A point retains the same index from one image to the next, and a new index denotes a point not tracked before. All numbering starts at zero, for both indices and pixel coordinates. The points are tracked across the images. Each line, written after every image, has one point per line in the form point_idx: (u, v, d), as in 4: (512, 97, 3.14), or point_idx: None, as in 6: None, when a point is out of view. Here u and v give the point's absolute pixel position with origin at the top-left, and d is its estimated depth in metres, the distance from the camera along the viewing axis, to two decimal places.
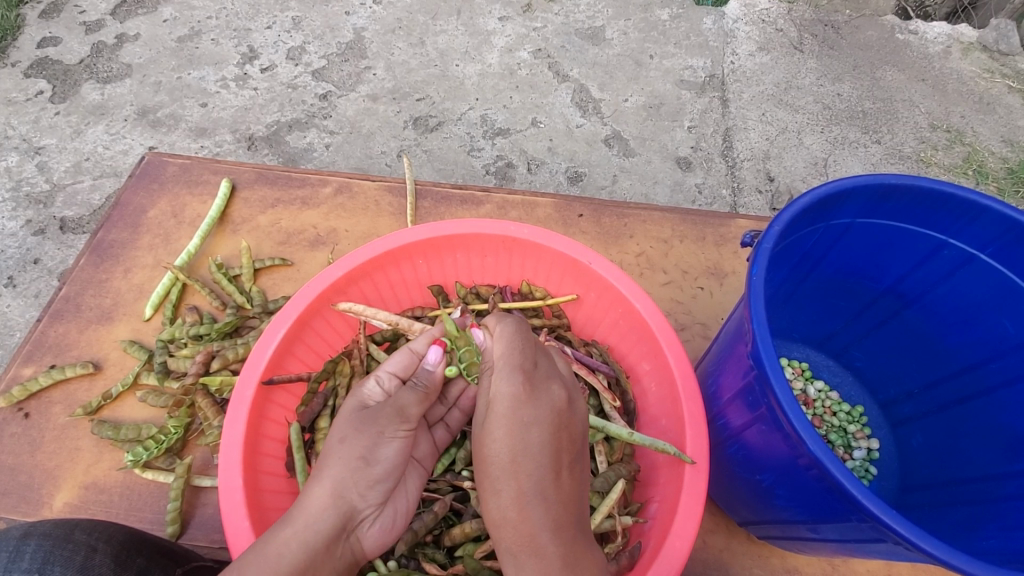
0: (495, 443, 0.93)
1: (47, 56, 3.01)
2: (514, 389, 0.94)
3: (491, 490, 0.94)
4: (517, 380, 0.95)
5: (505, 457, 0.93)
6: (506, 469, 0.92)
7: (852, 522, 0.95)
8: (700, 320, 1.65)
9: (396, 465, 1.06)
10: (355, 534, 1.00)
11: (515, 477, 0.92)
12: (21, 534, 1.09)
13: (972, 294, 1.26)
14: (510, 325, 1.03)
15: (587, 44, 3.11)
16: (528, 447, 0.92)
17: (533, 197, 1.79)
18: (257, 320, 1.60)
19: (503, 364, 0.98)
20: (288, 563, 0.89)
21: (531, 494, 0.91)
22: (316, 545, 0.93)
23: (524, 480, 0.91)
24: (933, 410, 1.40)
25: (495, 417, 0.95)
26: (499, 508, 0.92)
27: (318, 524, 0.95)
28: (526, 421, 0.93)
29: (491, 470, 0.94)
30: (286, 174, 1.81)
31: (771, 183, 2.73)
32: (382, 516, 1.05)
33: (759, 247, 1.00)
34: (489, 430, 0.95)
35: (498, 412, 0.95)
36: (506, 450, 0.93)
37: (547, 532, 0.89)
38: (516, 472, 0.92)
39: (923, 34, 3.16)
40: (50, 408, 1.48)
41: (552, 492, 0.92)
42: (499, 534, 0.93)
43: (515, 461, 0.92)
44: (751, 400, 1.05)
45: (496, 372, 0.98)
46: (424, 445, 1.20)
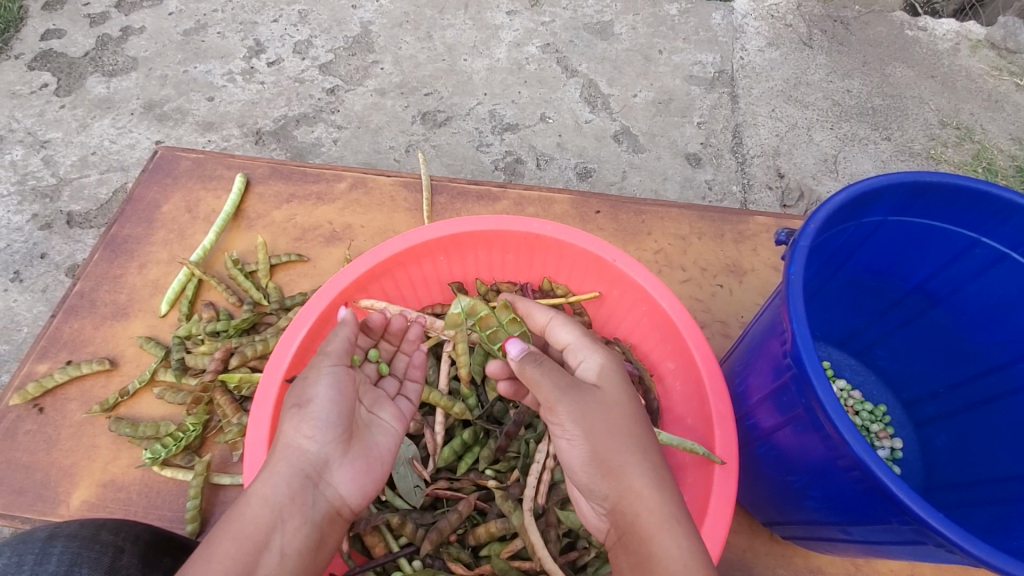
0: (611, 402, 1.00)
1: (51, 48, 2.98)
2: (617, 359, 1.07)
3: (631, 458, 0.95)
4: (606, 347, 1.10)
5: (621, 410, 0.99)
6: (623, 430, 0.97)
7: (891, 524, 0.93)
8: (719, 318, 1.64)
9: (340, 405, 1.04)
10: (323, 481, 1.00)
11: (625, 437, 0.96)
12: (48, 535, 1.07)
13: (1004, 293, 1.25)
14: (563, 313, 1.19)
15: (595, 39, 3.08)
16: (624, 399, 1.01)
17: (549, 194, 1.78)
18: (274, 317, 1.58)
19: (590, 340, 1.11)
20: (248, 519, 0.91)
21: (636, 445, 0.97)
22: (277, 501, 0.94)
23: (649, 454, 0.97)
24: (958, 411, 1.39)
25: (604, 380, 1.03)
26: (640, 476, 0.94)
27: (274, 477, 0.96)
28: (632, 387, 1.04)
29: (625, 435, 0.97)
30: (299, 169, 1.80)
31: (781, 179, 2.71)
32: (351, 460, 1.04)
33: (795, 246, 0.99)
34: (607, 394, 1.01)
35: (607, 375, 1.04)
36: (619, 406, 0.99)
37: (654, 493, 0.92)
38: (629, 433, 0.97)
39: (932, 30, 3.14)
40: (66, 404, 1.47)
41: (645, 446, 0.97)
42: (645, 505, 0.91)
43: (626, 416, 0.99)
44: (785, 400, 1.04)
45: (584, 347, 1.10)
46: (388, 405, 1.16)
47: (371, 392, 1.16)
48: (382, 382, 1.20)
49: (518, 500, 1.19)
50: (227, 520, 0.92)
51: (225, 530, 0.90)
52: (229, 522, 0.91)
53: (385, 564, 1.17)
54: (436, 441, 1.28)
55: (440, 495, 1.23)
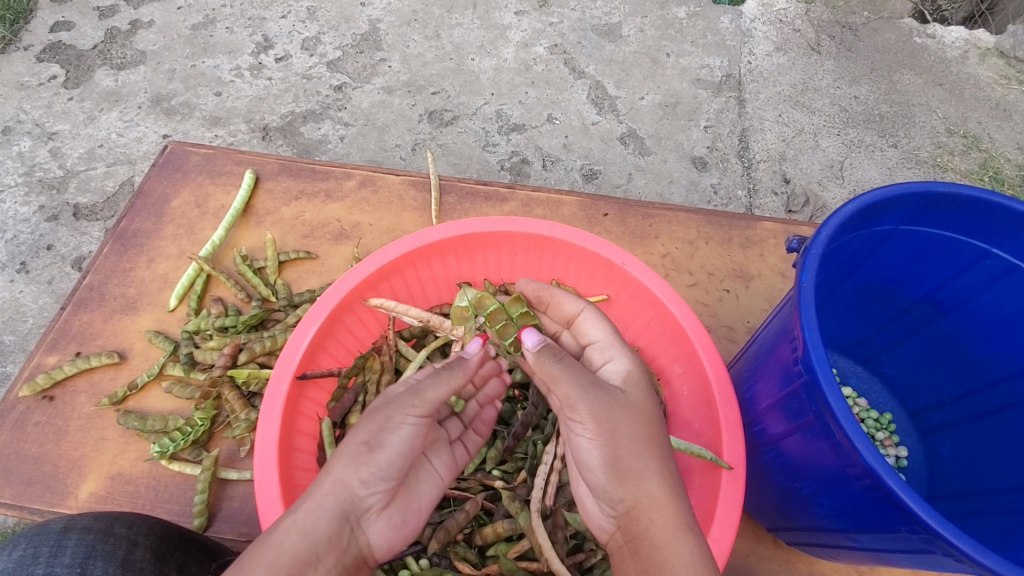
0: (637, 408, 1.01)
1: (60, 40, 2.99)
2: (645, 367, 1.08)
3: (650, 468, 0.96)
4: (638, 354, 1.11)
5: (649, 421, 1.00)
6: (647, 438, 0.98)
7: (899, 533, 0.94)
8: (726, 322, 1.64)
9: (407, 456, 1.01)
10: (360, 527, 0.98)
11: (651, 448, 0.98)
12: (61, 527, 1.08)
13: (1014, 304, 1.25)
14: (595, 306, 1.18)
15: (603, 40, 3.08)
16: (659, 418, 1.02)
17: (557, 195, 1.78)
18: (282, 314, 1.59)
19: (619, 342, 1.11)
20: (285, 553, 0.88)
21: (659, 456, 0.98)
22: (316, 536, 0.92)
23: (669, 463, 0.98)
24: (964, 420, 1.39)
25: (631, 387, 1.04)
26: (655, 487, 0.95)
27: (319, 512, 0.93)
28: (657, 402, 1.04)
29: (645, 442, 0.98)
30: (308, 166, 1.80)
31: (787, 185, 2.71)
32: (391, 511, 1.02)
33: (808, 254, 0.99)
34: (631, 399, 1.02)
35: (635, 382, 1.05)
36: (645, 413, 1.01)
37: (670, 502, 0.94)
38: (656, 447, 0.98)
39: (940, 38, 3.14)
40: (74, 397, 1.48)
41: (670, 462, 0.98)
42: (659, 517, 0.93)
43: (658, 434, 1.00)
44: (794, 408, 1.04)
45: (612, 348, 1.11)
46: (445, 452, 1.15)
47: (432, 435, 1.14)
48: (447, 422, 1.20)
49: (526, 501, 1.19)
50: (261, 545, 0.89)
51: (262, 557, 0.87)
52: (267, 550, 0.88)
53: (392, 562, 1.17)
54: None
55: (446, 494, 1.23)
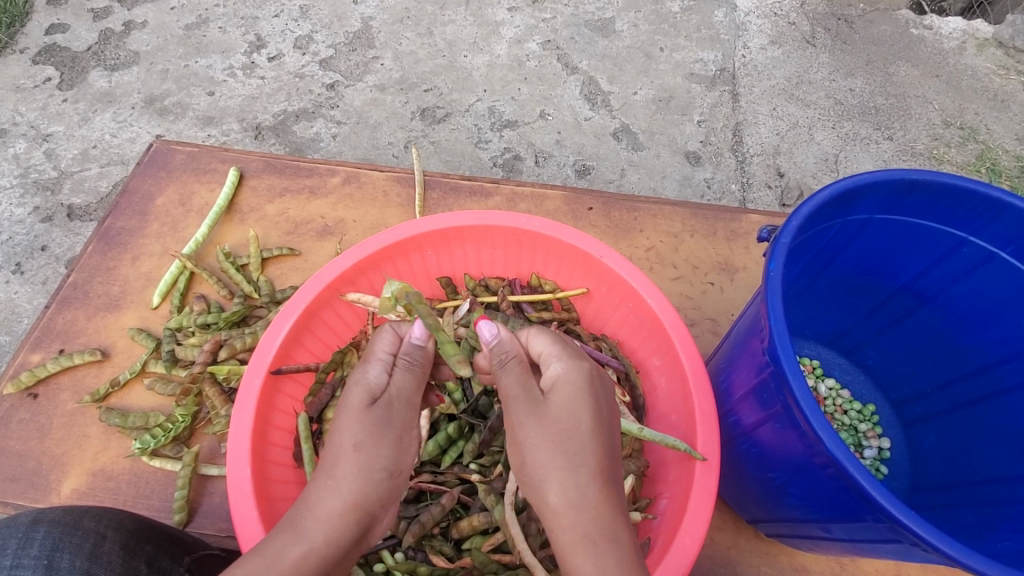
0: (550, 416, 1.01)
1: (55, 42, 2.99)
2: (589, 370, 1.05)
3: (551, 476, 0.97)
4: (585, 360, 1.07)
5: (566, 429, 1.00)
6: (559, 441, 0.99)
7: (868, 523, 0.93)
8: (710, 315, 1.64)
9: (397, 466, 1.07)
10: (368, 534, 1.02)
11: (564, 454, 0.98)
12: (31, 520, 1.08)
13: (991, 293, 1.24)
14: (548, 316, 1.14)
15: (596, 36, 3.07)
16: (598, 419, 1.01)
17: (542, 190, 1.77)
18: (265, 310, 1.60)
19: (562, 348, 1.08)
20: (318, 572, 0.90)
21: (570, 459, 0.98)
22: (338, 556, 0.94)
23: (582, 471, 0.97)
24: (945, 411, 1.39)
25: (558, 396, 1.03)
26: (557, 494, 0.96)
27: (342, 531, 0.95)
28: (594, 401, 1.03)
29: (552, 452, 0.98)
30: (293, 163, 1.80)
31: (781, 178, 2.70)
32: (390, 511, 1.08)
33: (776, 242, 0.99)
34: (551, 408, 1.02)
35: (565, 392, 1.03)
36: (564, 421, 1.00)
37: (569, 511, 0.94)
38: (575, 452, 0.98)
39: (937, 29, 3.11)
40: (58, 394, 1.48)
41: (582, 470, 0.97)
42: (559, 524, 0.94)
43: (579, 440, 0.99)
44: (765, 398, 1.04)
45: (555, 354, 1.08)
46: None
47: None
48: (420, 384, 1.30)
49: (501, 493, 1.20)
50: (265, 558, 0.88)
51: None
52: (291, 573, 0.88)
53: (368, 555, 1.19)
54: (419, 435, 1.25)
55: (422, 488, 1.24)
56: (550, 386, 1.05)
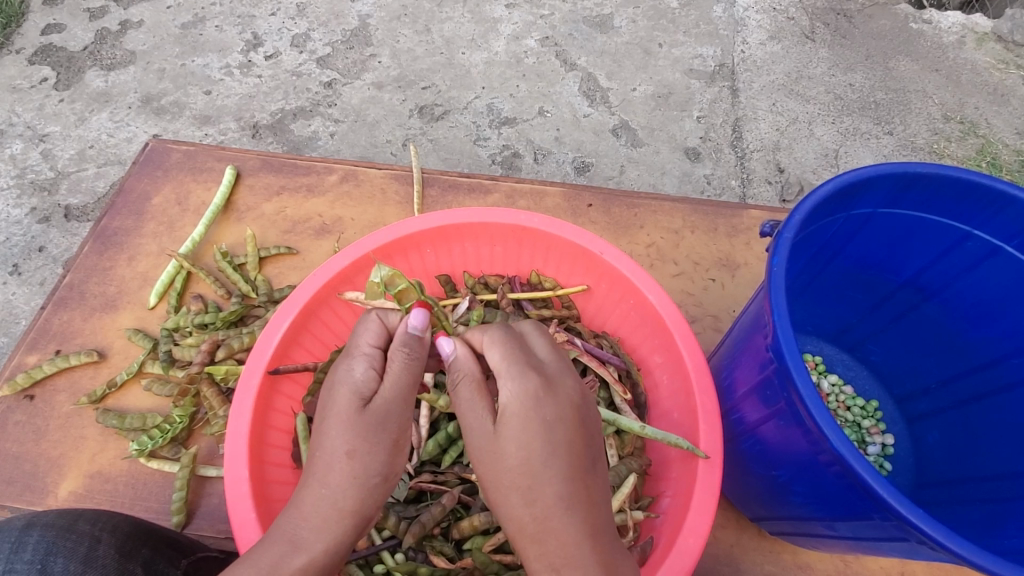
0: (498, 448, 0.88)
1: (51, 42, 2.98)
2: (535, 391, 0.90)
3: (508, 510, 0.87)
4: (531, 378, 0.91)
5: (515, 462, 0.87)
6: (510, 478, 0.87)
7: (874, 521, 0.92)
8: (711, 312, 1.62)
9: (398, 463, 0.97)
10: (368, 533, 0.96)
11: (518, 488, 0.86)
12: (24, 524, 1.07)
13: (996, 288, 1.23)
14: (496, 331, 0.98)
15: (595, 32, 3.05)
16: (554, 446, 0.88)
17: (541, 186, 1.76)
18: (263, 310, 1.58)
19: (508, 369, 0.92)
20: None
21: (526, 493, 0.86)
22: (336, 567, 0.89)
23: (538, 503, 0.85)
24: (949, 406, 1.37)
25: (507, 422, 0.89)
26: (519, 529, 0.86)
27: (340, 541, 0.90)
28: (544, 423, 0.89)
29: (504, 485, 0.87)
30: (290, 162, 1.78)
31: (781, 174, 2.69)
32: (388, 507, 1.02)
33: (780, 237, 0.98)
34: (500, 438, 0.89)
35: (513, 417, 0.89)
36: (512, 453, 0.87)
37: (531, 545, 0.85)
38: (530, 484, 0.86)
39: (937, 23, 3.09)
40: (54, 396, 1.47)
41: (540, 503, 0.85)
42: (526, 557, 0.86)
43: (532, 474, 0.86)
44: (768, 395, 1.03)
45: (503, 378, 0.93)
46: None
47: None
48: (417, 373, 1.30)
49: None
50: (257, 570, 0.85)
51: None
52: None
53: (368, 556, 1.18)
54: (420, 434, 1.26)
55: (422, 488, 1.23)
56: (499, 413, 0.91)
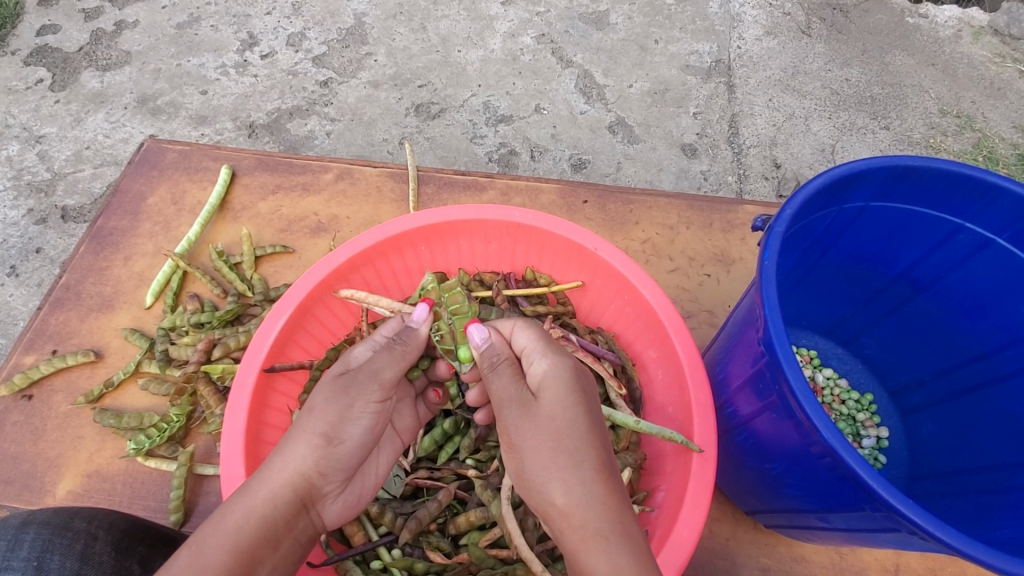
0: (543, 414, 0.94)
1: (46, 43, 2.97)
2: (569, 364, 0.99)
3: (552, 476, 0.90)
4: (567, 356, 1.01)
5: (561, 426, 0.93)
6: (554, 443, 0.92)
7: (866, 512, 0.93)
8: (706, 307, 1.63)
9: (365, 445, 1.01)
10: (316, 508, 0.97)
11: (564, 451, 0.91)
12: (21, 522, 1.08)
13: (987, 280, 1.24)
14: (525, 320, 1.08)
15: (591, 29, 3.05)
16: (591, 415, 0.95)
17: (537, 183, 1.76)
18: (259, 309, 1.59)
19: (543, 347, 1.02)
20: (242, 539, 0.87)
21: (571, 456, 0.91)
22: (274, 524, 0.91)
23: (586, 466, 0.90)
24: (943, 399, 1.38)
25: (549, 391, 0.96)
26: (563, 494, 0.89)
27: (278, 501, 0.92)
28: (583, 392, 0.97)
29: (550, 451, 0.92)
30: (286, 160, 1.78)
31: (778, 169, 2.69)
32: (347, 493, 1.02)
33: (770, 232, 0.98)
34: (543, 408, 0.95)
35: (554, 388, 0.96)
36: (558, 418, 0.93)
37: (579, 508, 0.87)
38: (573, 449, 0.91)
39: (933, 18, 3.09)
40: (52, 396, 1.47)
41: (585, 465, 0.90)
42: (569, 524, 0.87)
43: (575, 439, 0.92)
44: (760, 388, 1.04)
45: (535, 355, 1.01)
46: (406, 416, 1.20)
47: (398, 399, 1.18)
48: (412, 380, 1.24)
49: (497, 489, 1.19)
50: (212, 526, 0.88)
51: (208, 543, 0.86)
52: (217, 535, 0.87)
53: (365, 552, 1.18)
54: (416, 431, 1.26)
55: (418, 484, 1.24)
56: (537, 385, 0.98)
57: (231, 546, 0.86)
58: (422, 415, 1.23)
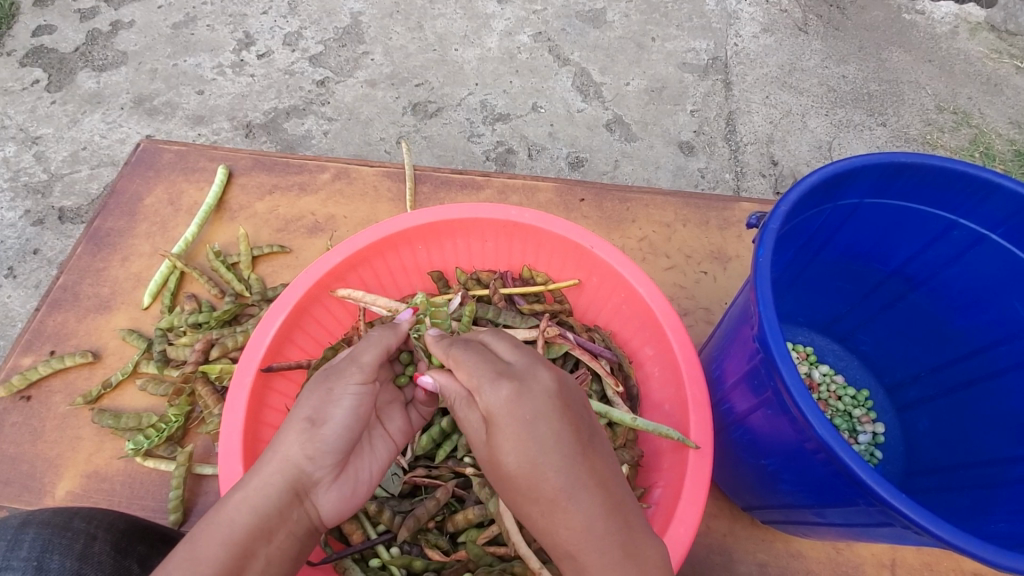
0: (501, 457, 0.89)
1: (42, 44, 2.96)
2: (507, 395, 0.87)
3: (529, 508, 0.89)
4: (505, 384, 0.89)
5: (518, 469, 0.87)
6: (514, 481, 0.88)
7: (860, 507, 0.94)
8: (703, 305, 1.63)
9: (351, 428, 1.00)
10: (311, 499, 0.96)
11: (528, 491, 0.87)
12: (20, 522, 1.08)
13: (982, 275, 1.24)
14: (460, 345, 0.98)
15: (587, 27, 3.05)
16: (545, 441, 0.86)
17: (533, 182, 1.76)
18: (257, 309, 1.59)
19: (480, 377, 0.91)
20: (235, 528, 0.88)
21: (534, 496, 0.86)
22: (267, 511, 0.91)
23: (551, 504, 0.85)
24: (939, 394, 1.39)
25: (498, 432, 0.88)
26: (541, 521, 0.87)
27: (268, 488, 0.92)
28: (531, 426, 0.86)
29: (517, 492, 0.88)
30: (282, 160, 1.78)
31: (775, 167, 2.70)
32: (341, 484, 1.00)
33: (766, 228, 0.98)
34: (498, 451, 0.89)
35: (500, 423, 0.88)
36: (512, 462, 0.87)
37: (553, 538, 0.86)
38: (536, 489, 0.86)
39: (930, 14, 3.09)
40: (50, 396, 1.48)
41: (545, 501, 0.85)
42: (551, 547, 0.87)
43: (533, 475, 0.85)
44: (756, 384, 1.04)
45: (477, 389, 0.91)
46: (399, 419, 1.15)
47: (387, 398, 1.16)
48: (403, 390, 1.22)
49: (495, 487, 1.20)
50: (206, 519, 0.90)
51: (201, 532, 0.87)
52: (212, 528, 0.88)
53: (363, 550, 1.18)
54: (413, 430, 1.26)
55: (417, 483, 1.24)
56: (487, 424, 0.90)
57: (225, 537, 0.87)
58: (415, 421, 1.20)
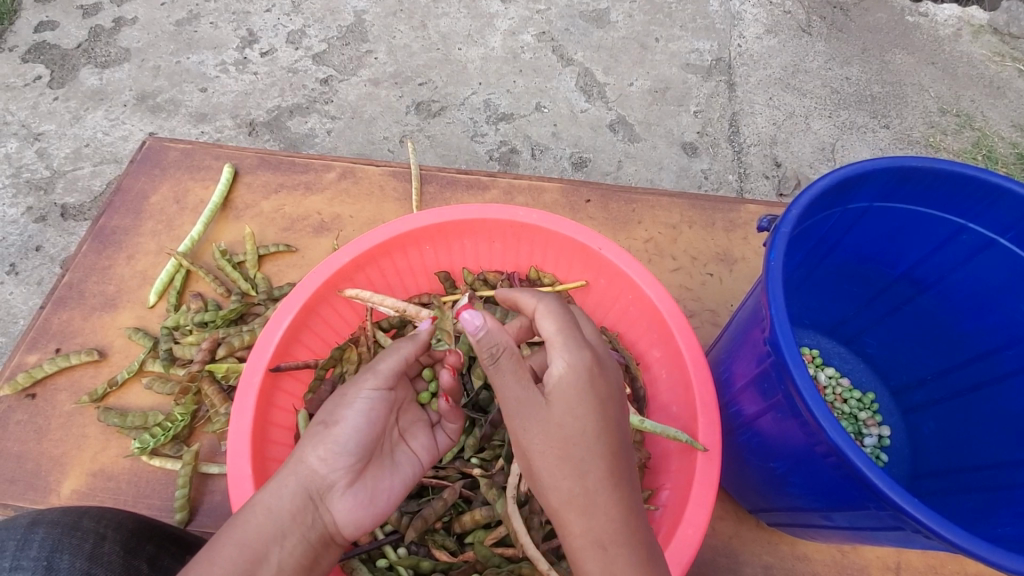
0: (554, 421, 0.94)
1: (44, 40, 2.96)
2: (588, 363, 0.95)
3: (562, 480, 0.93)
4: (587, 352, 0.96)
5: (568, 435, 0.94)
6: (559, 449, 0.94)
7: (869, 511, 0.94)
8: (709, 306, 1.63)
9: (363, 432, 1.05)
10: (325, 504, 0.99)
11: (567, 459, 0.93)
12: (29, 522, 1.08)
13: (990, 280, 1.24)
14: (554, 300, 1.02)
15: (591, 27, 3.05)
16: (606, 421, 0.95)
17: (539, 182, 1.76)
18: (263, 308, 1.59)
19: (565, 338, 0.97)
20: (250, 529, 0.93)
21: (576, 464, 0.93)
22: (281, 514, 0.95)
23: (591, 476, 0.92)
24: (945, 398, 1.39)
25: (564, 395, 0.94)
26: (569, 494, 0.93)
27: (282, 489, 0.97)
28: (599, 399, 0.95)
29: (557, 459, 0.94)
30: (288, 159, 1.78)
31: (778, 168, 2.70)
32: (356, 490, 1.03)
33: (777, 232, 0.98)
34: (556, 414, 0.94)
35: (574, 389, 0.94)
36: (568, 428, 0.94)
37: (583, 512, 0.92)
38: (582, 460, 0.93)
39: (933, 16, 3.10)
40: (55, 395, 1.47)
41: (590, 476, 0.92)
42: (569, 530, 0.92)
43: (568, 446, 0.93)
44: (765, 387, 1.04)
45: (558, 348, 0.96)
46: (423, 437, 1.18)
47: (410, 418, 1.19)
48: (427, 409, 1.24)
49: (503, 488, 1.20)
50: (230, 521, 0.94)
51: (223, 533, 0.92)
52: (233, 527, 0.92)
53: (371, 551, 1.18)
54: None
55: (424, 483, 1.24)
56: (551, 385, 0.96)
57: (241, 539, 0.91)
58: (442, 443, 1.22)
